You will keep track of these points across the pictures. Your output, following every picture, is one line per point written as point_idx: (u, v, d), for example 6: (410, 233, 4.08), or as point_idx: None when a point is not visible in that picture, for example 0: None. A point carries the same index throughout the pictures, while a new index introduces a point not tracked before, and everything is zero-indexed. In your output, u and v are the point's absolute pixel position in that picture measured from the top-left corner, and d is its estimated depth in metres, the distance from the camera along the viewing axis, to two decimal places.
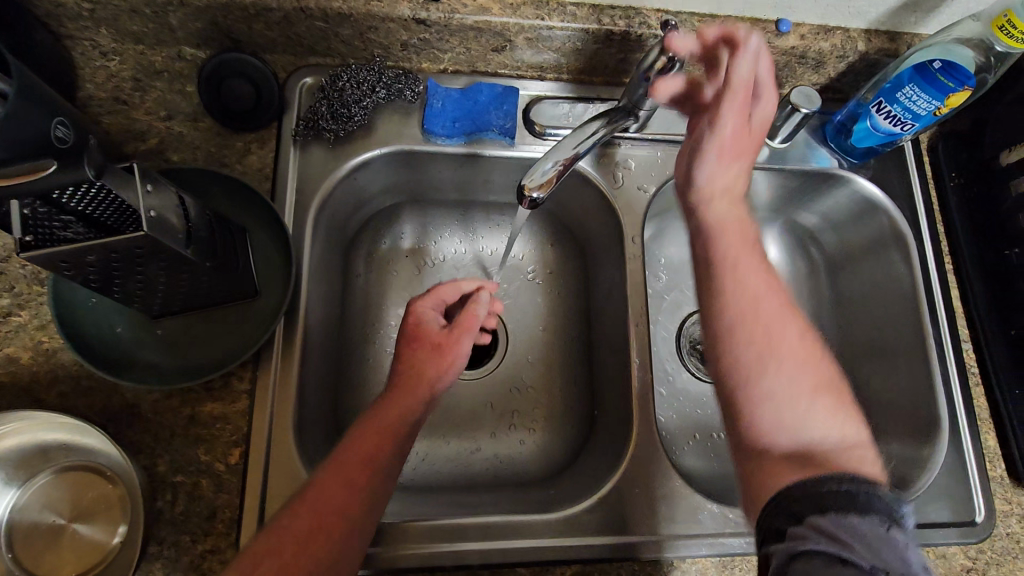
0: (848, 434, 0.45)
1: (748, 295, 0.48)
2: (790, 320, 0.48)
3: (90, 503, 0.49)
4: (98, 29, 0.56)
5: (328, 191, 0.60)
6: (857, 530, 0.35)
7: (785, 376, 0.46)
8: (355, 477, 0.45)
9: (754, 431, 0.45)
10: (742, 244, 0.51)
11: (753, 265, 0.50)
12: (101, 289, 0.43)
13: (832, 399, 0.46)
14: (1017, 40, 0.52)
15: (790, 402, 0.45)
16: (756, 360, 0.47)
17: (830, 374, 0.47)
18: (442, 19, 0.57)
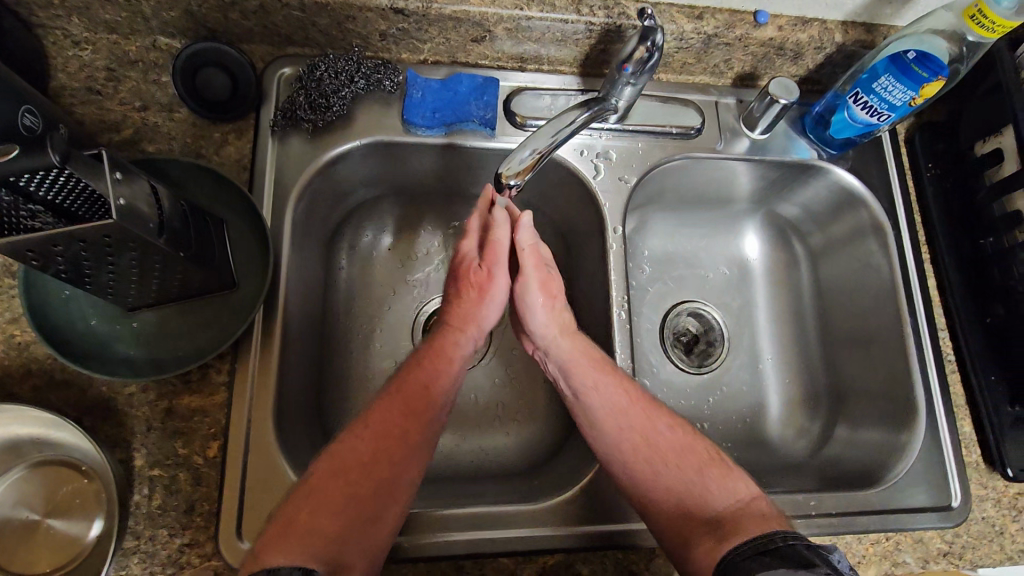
0: (742, 490, 0.52)
1: (620, 432, 0.56)
2: (652, 424, 0.56)
3: (65, 499, 0.48)
4: (69, 17, 0.55)
5: (307, 182, 0.60)
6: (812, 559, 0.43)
7: (657, 453, 0.54)
8: (359, 470, 0.49)
9: (671, 531, 0.51)
10: (595, 375, 0.57)
11: (601, 378, 0.57)
12: (73, 280, 0.43)
13: (717, 469, 0.54)
14: (988, 30, 0.53)
15: (688, 491, 0.52)
16: (641, 481, 0.53)
17: (707, 449, 0.55)
18: (420, 8, 0.57)
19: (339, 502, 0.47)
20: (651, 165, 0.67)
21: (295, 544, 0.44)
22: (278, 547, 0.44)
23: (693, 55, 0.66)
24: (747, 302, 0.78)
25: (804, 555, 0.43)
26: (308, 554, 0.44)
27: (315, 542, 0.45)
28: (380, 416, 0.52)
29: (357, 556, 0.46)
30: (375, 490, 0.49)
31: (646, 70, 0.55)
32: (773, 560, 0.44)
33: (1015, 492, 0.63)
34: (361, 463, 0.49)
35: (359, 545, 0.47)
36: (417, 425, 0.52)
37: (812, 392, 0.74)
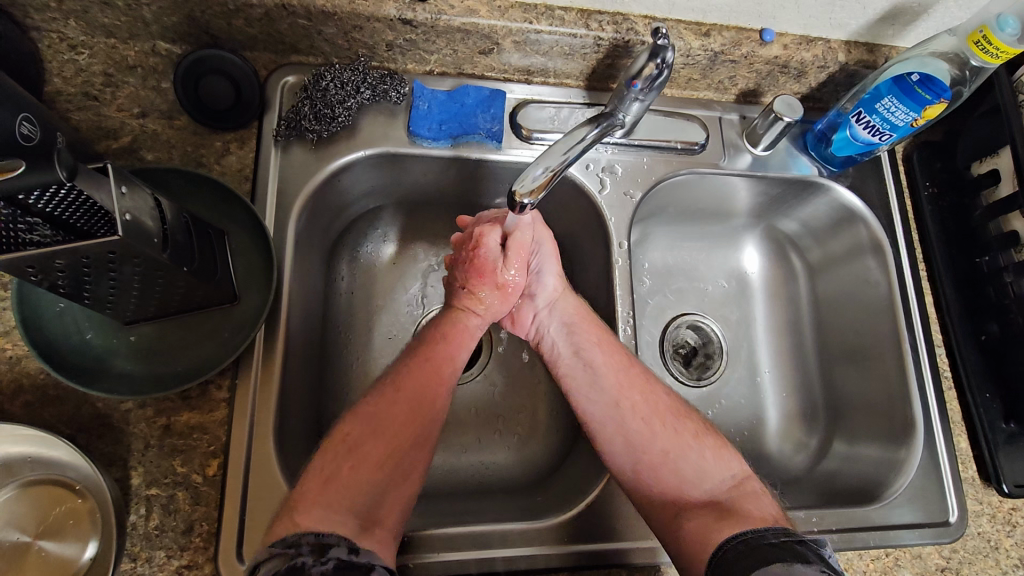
0: (734, 466, 0.54)
1: (618, 392, 0.58)
2: (647, 388, 0.58)
3: (58, 519, 0.46)
4: (66, 20, 0.54)
5: (311, 193, 0.59)
6: (786, 549, 0.44)
7: (653, 416, 0.57)
8: (395, 428, 0.50)
9: (663, 502, 0.52)
10: (599, 335, 0.60)
11: (604, 337, 0.60)
12: (70, 295, 0.41)
13: (712, 440, 0.56)
14: (992, 55, 0.54)
15: (681, 458, 0.54)
16: (638, 445, 0.55)
17: (699, 422, 0.57)
18: (429, 20, 0.56)
19: (379, 454, 0.49)
20: (656, 180, 0.68)
21: (334, 498, 0.45)
22: (317, 505, 0.44)
23: (698, 71, 0.66)
24: (746, 315, 0.79)
25: (794, 549, 0.44)
26: (348, 507, 0.45)
27: (354, 494, 0.46)
28: (411, 378, 0.53)
29: (391, 512, 0.47)
30: (407, 448, 0.50)
31: (654, 87, 0.55)
32: (765, 553, 0.44)
33: (1009, 507, 0.64)
34: (394, 420, 0.51)
35: (395, 498, 0.48)
36: (438, 391, 0.54)
37: (809, 406, 0.75)
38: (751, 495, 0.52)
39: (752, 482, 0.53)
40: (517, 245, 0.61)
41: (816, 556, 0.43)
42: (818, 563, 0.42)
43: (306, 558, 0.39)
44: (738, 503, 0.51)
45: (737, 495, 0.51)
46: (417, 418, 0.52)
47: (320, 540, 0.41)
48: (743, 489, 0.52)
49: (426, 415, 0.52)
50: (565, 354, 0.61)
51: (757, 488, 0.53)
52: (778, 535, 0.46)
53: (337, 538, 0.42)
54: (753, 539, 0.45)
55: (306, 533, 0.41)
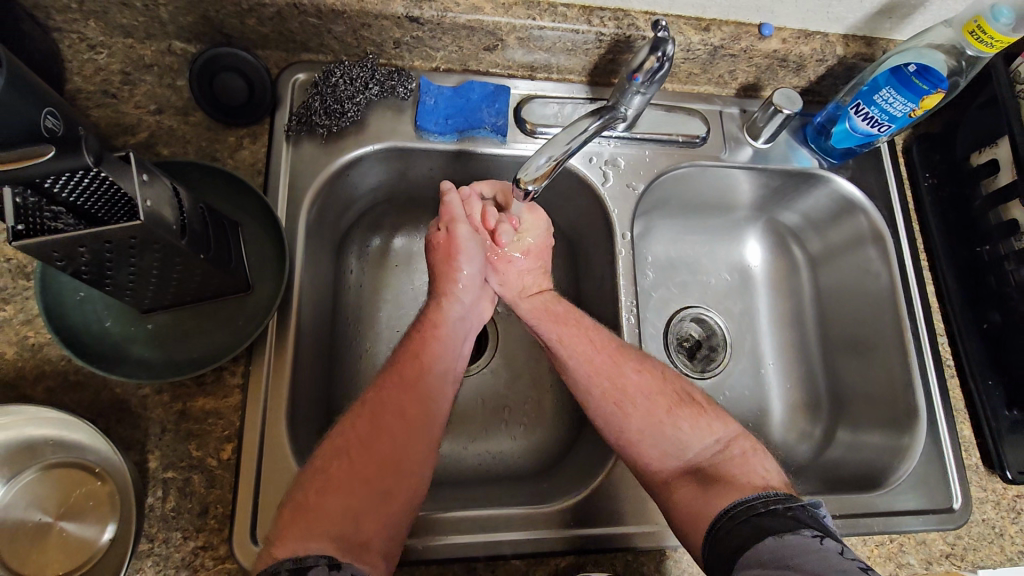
0: (715, 430, 0.56)
1: (590, 376, 0.59)
2: (617, 371, 0.58)
3: (78, 500, 0.48)
4: (87, 21, 0.56)
5: (322, 186, 0.60)
6: (780, 516, 0.45)
7: (626, 396, 0.57)
8: (362, 449, 0.50)
9: (648, 473, 0.54)
10: (561, 328, 0.62)
11: (565, 331, 0.61)
12: (93, 281, 0.43)
13: (689, 409, 0.57)
14: (987, 45, 0.55)
15: (662, 435, 0.55)
16: (616, 425, 0.56)
17: (675, 392, 0.58)
18: (435, 17, 0.58)
19: (348, 479, 0.48)
20: (657, 173, 0.69)
21: (311, 526, 0.45)
22: (293, 536, 0.44)
23: (699, 66, 0.67)
24: (748, 308, 0.80)
25: (784, 517, 0.45)
26: (327, 536, 0.45)
27: (330, 520, 0.46)
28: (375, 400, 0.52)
29: (376, 530, 0.47)
30: (376, 471, 0.49)
31: (655, 80, 0.56)
32: (762, 521, 0.45)
33: (1013, 494, 0.64)
34: (362, 443, 0.50)
35: (373, 519, 0.47)
36: (415, 395, 0.53)
37: (813, 397, 0.75)
38: (734, 459, 0.54)
39: (736, 443, 0.55)
40: (447, 209, 0.61)
41: (807, 521, 0.44)
42: (809, 529, 0.43)
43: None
44: (724, 468, 0.53)
45: (722, 461, 0.54)
46: (382, 436, 0.51)
47: (301, 564, 0.41)
48: (726, 453, 0.54)
49: (395, 430, 0.51)
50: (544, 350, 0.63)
51: (742, 449, 0.54)
52: (768, 504, 0.47)
53: (315, 559, 0.42)
54: (745, 510, 0.47)
55: (286, 560, 0.41)
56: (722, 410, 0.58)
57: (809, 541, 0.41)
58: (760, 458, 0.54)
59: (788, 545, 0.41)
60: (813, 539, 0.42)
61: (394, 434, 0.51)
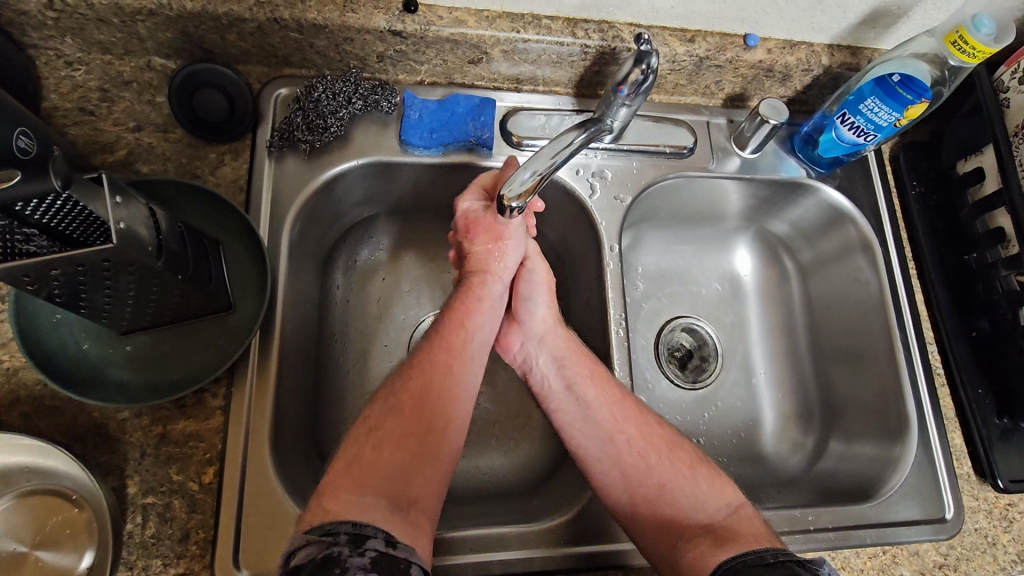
0: (729, 495, 0.54)
1: (612, 424, 0.58)
2: (641, 419, 0.58)
3: (54, 529, 0.46)
4: (63, 38, 0.55)
5: (305, 201, 0.60)
6: (786, 566, 0.44)
7: (647, 446, 0.57)
8: (415, 408, 0.51)
9: (658, 532, 0.52)
10: (588, 368, 0.61)
11: (596, 373, 0.60)
12: (67, 305, 0.42)
13: (707, 470, 0.56)
14: (968, 55, 0.54)
15: (677, 488, 0.54)
16: (633, 477, 0.55)
17: (693, 451, 0.57)
18: (419, 30, 0.57)
19: (401, 433, 0.49)
20: (645, 185, 0.68)
21: (363, 481, 0.46)
22: (343, 491, 0.45)
23: (685, 77, 0.67)
24: (739, 317, 0.79)
25: (792, 566, 0.44)
26: (375, 493, 0.45)
27: (381, 478, 0.46)
28: (425, 362, 0.54)
29: (423, 492, 0.48)
30: (427, 429, 0.51)
31: (641, 92, 0.56)
32: (767, 568, 0.44)
33: (1005, 502, 0.64)
34: (415, 403, 0.51)
35: (421, 478, 0.48)
36: (458, 364, 0.55)
37: (805, 407, 0.75)
38: (747, 521, 0.51)
39: (748, 508, 0.53)
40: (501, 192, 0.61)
41: (815, 575, 0.44)
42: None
43: (342, 548, 0.39)
44: (738, 527, 0.51)
45: (734, 522, 0.51)
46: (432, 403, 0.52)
47: (360, 531, 0.41)
48: (740, 515, 0.52)
49: (443, 397, 0.53)
50: (557, 390, 0.61)
51: (753, 515, 0.53)
52: (776, 555, 0.46)
53: (374, 530, 0.42)
54: (751, 559, 0.46)
55: (344, 524, 0.41)
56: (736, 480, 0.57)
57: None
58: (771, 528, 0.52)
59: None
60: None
61: (439, 405, 0.52)
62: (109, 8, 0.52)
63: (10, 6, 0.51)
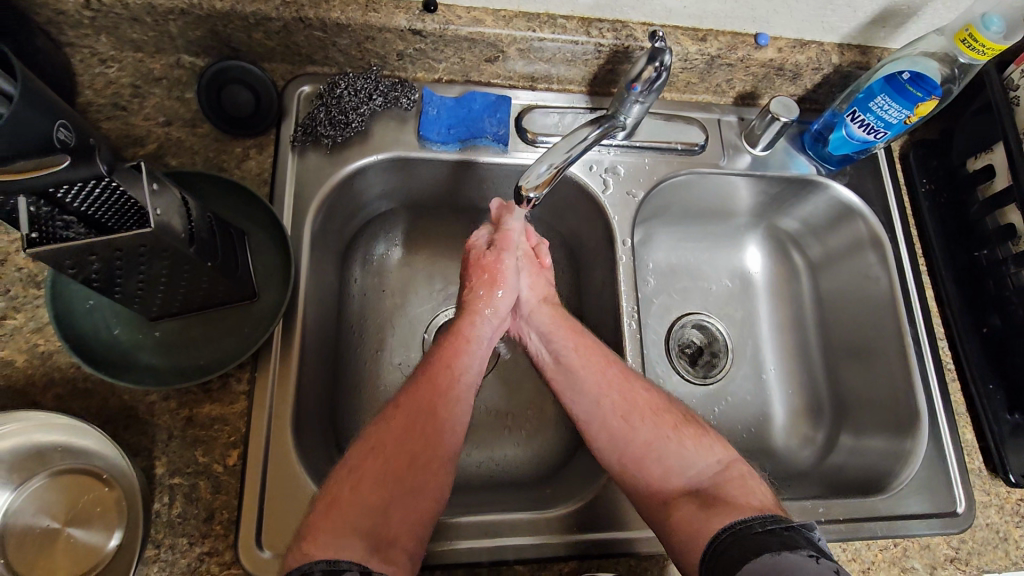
0: (716, 451, 0.55)
1: (599, 387, 0.59)
2: (625, 383, 0.59)
3: (86, 507, 0.48)
4: (98, 36, 0.57)
5: (327, 194, 0.61)
6: (776, 535, 0.45)
7: (633, 412, 0.58)
8: (392, 447, 0.51)
9: (648, 492, 0.54)
10: (578, 339, 0.62)
11: (580, 341, 0.62)
12: (103, 289, 0.44)
13: (692, 430, 0.57)
14: (979, 53, 0.55)
15: (664, 447, 0.56)
16: (622, 441, 0.57)
17: (680, 412, 0.59)
18: (438, 29, 0.59)
19: (379, 472, 0.50)
20: (657, 180, 0.70)
21: (342, 521, 0.46)
22: (324, 532, 0.45)
23: (696, 75, 0.68)
24: (749, 313, 0.80)
25: (781, 536, 0.45)
26: (356, 532, 0.46)
27: (359, 516, 0.47)
28: (405, 401, 0.54)
29: (401, 529, 0.48)
30: (405, 465, 0.51)
31: (653, 89, 0.58)
32: (758, 540, 0.45)
33: (1017, 498, 0.64)
34: (392, 442, 0.51)
35: (401, 516, 0.49)
36: (445, 401, 0.55)
37: (816, 402, 0.76)
38: (736, 479, 0.53)
39: (736, 466, 0.55)
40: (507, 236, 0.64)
41: (805, 542, 0.44)
42: (807, 548, 0.43)
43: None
44: (723, 487, 0.52)
45: (722, 482, 0.53)
46: (416, 427, 0.52)
47: (334, 566, 0.42)
48: (729, 473, 0.54)
49: (438, 378, 0.56)
50: (550, 362, 0.63)
51: (740, 474, 0.54)
52: (766, 524, 0.47)
53: (348, 564, 0.42)
54: (743, 530, 0.46)
55: (318, 562, 0.42)
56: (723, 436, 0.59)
57: (806, 561, 0.41)
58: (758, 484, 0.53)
59: (785, 563, 0.41)
60: (811, 559, 0.42)
61: (434, 388, 0.55)
62: (143, 8, 0.54)
63: (49, 6, 0.53)
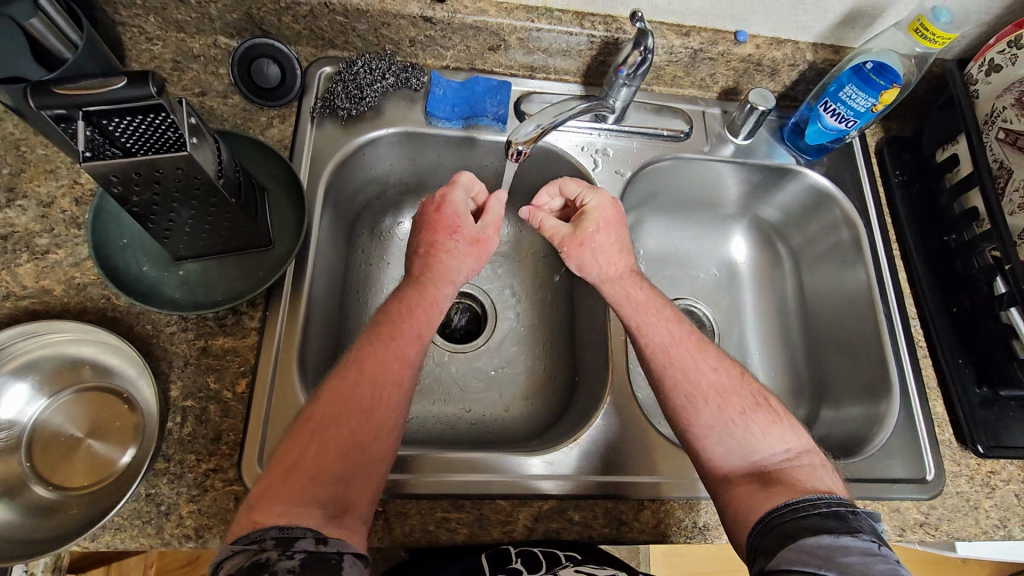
0: (788, 439, 0.55)
1: (666, 364, 0.59)
2: (697, 363, 0.59)
3: (107, 421, 0.53)
4: (147, 16, 0.64)
5: (341, 159, 0.68)
6: (839, 517, 0.46)
7: (699, 394, 0.57)
8: (359, 407, 0.52)
9: (708, 469, 0.55)
10: (642, 314, 0.62)
11: (645, 321, 0.61)
12: (140, 217, 0.50)
13: (764, 415, 0.57)
14: (930, 41, 0.60)
15: (728, 432, 0.55)
16: (685, 419, 0.57)
17: (752, 396, 0.58)
18: (446, 17, 0.66)
19: (345, 441, 0.51)
20: (643, 163, 0.76)
21: (299, 489, 0.47)
22: (276, 501, 0.46)
23: (682, 69, 0.75)
24: (735, 300, 0.85)
25: (844, 521, 0.46)
26: (313, 503, 0.47)
27: (319, 487, 0.48)
28: (373, 355, 0.55)
29: (362, 495, 0.49)
30: (370, 434, 0.52)
31: (638, 74, 0.64)
32: (818, 519, 0.46)
33: (987, 469, 0.66)
34: (355, 407, 0.52)
35: (361, 477, 0.50)
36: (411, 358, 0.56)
37: (793, 378, 0.79)
38: (803, 468, 0.53)
39: (807, 458, 0.54)
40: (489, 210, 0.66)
41: (865, 527, 0.46)
42: (867, 535, 0.45)
43: (270, 553, 0.41)
44: (788, 474, 0.53)
45: (790, 467, 0.53)
46: (384, 387, 0.54)
47: (287, 534, 0.43)
48: (798, 462, 0.54)
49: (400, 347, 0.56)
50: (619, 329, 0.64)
51: (811, 463, 0.54)
52: (831, 506, 0.47)
53: (303, 531, 0.44)
54: (804, 507, 0.48)
55: (270, 529, 0.43)
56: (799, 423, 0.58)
57: (865, 547, 0.43)
58: (829, 476, 0.54)
59: (845, 546, 0.43)
60: (871, 545, 0.44)
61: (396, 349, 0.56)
62: None
63: None
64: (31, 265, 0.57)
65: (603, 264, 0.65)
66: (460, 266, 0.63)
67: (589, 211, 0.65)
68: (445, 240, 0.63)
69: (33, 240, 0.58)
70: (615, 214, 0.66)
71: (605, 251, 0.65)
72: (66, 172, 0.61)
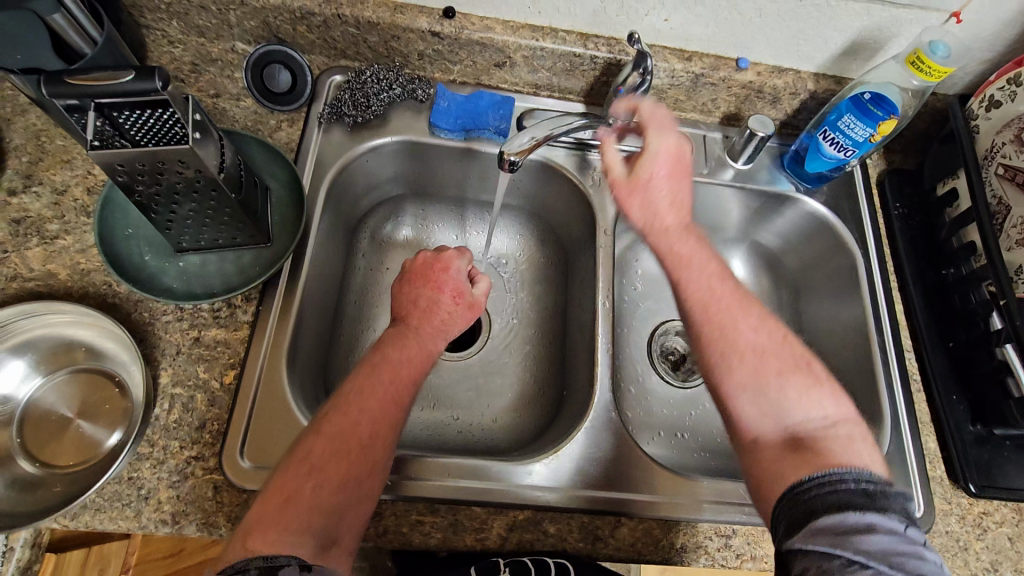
0: (828, 409, 0.53)
1: (705, 312, 0.57)
2: (737, 317, 0.57)
3: (98, 404, 0.55)
4: (170, 21, 0.68)
5: (344, 164, 0.70)
6: (868, 495, 0.44)
7: (734, 351, 0.55)
8: (341, 417, 0.52)
9: (738, 432, 0.54)
10: (684, 263, 0.60)
11: (688, 271, 0.60)
12: (143, 207, 0.52)
13: (802, 380, 0.54)
14: (927, 74, 0.61)
15: (763, 391, 0.53)
16: (723, 374, 0.55)
17: (794, 357, 0.55)
18: (454, 33, 0.68)
19: (341, 474, 0.49)
20: None
21: (295, 519, 0.46)
22: (271, 529, 0.45)
23: (684, 92, 0.76)
24: None
25: (874, 500, 0.44)
26: (305, 531, 0.46)
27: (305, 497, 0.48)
28: (366, 380, 0.55)
29: (349, 530, 0.48)
30: (365, 467, 0.50)
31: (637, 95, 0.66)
32: (849, 497, 0.44)
33: (980, 511, 0.64)
34: (359, 437, 0.51)
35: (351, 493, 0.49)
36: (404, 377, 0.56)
37: None
38: (841, 438, 0.50)
39: (846, 427, 0.52)
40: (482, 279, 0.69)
41: (895, 505, 0.44)
42: (895, 515, 0.43)
43: None
44: (824, 440, 0.50)
45: (824, 435, 0.51)
46: (371, 397, 0.53)
47: (271, 562, 0.43)
48: (835, 430, 0.51)
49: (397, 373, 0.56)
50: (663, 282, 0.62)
51: (850, 434, 0.51)
52: (861, 481, 0.45)
53: (287, 558, 0.43)
54: (836, 479, 0.45)
55: (255, 559, 0.43)
56: (841, 391, 0.55)
57: (892, 533, 0.42)
58: (870, 450, 0.50)
59: (872, 532, 0.42)
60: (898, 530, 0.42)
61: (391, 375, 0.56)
62: None
63: None
64: (40, 249, 0.60)
65: (654, 207, 0.63)
66: (456, 326, 0.63)
67: (647, 153, 0.64)
68: (435, 295, 0.63)
69: (44, 226, 0.61)
70: (679, 160, 0.64)
71: (653, 197, 0.63)
72: (81, 163, 0.64)
